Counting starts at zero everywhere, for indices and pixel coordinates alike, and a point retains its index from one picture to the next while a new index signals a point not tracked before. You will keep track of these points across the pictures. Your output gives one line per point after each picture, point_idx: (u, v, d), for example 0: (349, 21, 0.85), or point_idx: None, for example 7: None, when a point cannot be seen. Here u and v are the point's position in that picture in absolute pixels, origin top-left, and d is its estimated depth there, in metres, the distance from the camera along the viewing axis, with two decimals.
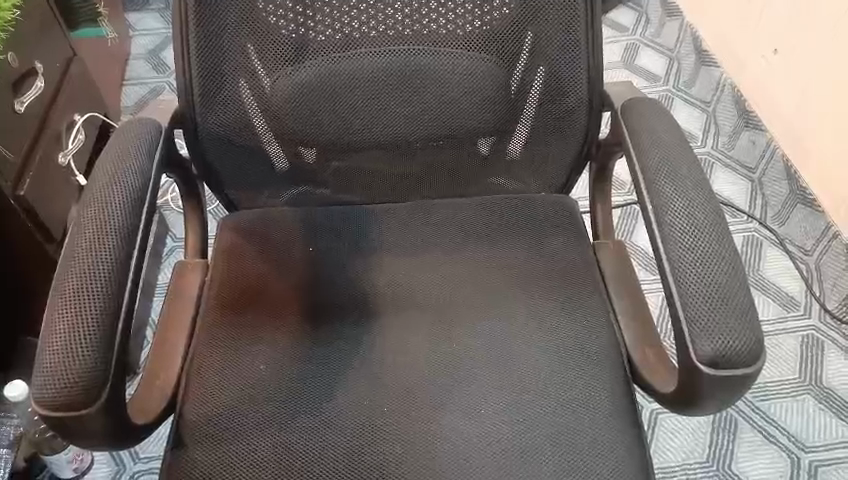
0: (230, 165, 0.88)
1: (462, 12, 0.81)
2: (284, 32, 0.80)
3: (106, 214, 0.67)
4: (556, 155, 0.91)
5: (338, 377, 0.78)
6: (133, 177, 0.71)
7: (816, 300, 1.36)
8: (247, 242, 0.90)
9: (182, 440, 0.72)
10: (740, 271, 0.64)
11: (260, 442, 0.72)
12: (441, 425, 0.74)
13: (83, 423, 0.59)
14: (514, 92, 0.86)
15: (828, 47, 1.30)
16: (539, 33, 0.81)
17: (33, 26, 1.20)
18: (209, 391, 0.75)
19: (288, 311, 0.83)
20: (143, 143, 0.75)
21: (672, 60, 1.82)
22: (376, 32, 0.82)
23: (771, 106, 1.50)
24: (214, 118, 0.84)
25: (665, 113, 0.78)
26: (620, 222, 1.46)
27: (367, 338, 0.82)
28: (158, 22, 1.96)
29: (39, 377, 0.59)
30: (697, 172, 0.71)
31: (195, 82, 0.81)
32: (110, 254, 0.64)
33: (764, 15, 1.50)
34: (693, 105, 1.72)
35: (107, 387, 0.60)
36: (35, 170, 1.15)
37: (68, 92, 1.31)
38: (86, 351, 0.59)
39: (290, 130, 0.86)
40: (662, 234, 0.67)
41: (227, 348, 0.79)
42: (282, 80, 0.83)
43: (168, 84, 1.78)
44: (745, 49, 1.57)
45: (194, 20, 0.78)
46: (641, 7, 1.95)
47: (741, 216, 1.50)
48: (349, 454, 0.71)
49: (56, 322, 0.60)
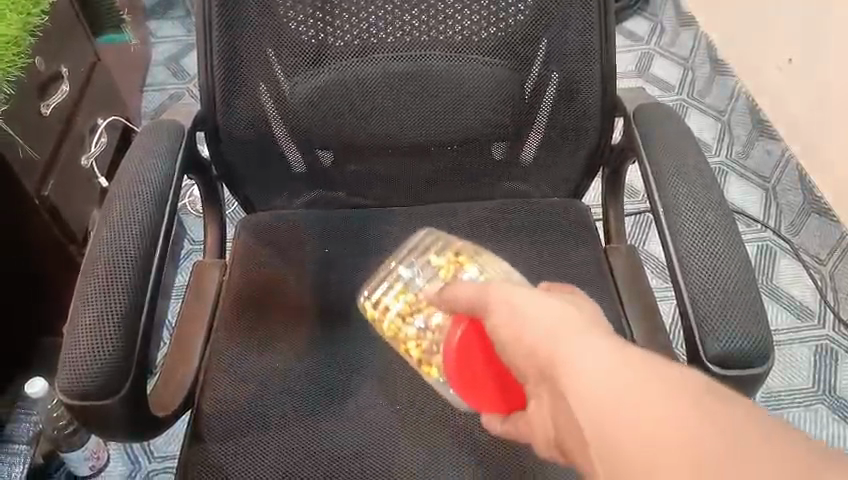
0: (249, 167, 0.90)
1: (477, 18, 0.82)
2: (304, 37, 0.82)
3: (131, 212, 0.69)
4: (570, 159, 0.91)
5: (351, 377, 0.79)
6: (158, 177, 0.73)
7: (830, 310, 1.35)
8: (263, 242, 0.91)
9: (199, 433, 0.74)
10: (750, 274, 0.65)
11: (275, 437, 0.73)
12: (452, 424, 0.75)
13: (105, 416, 0.61)
14: (529, 98, 0.87)
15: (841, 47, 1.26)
16: (554, 40, 0.83)
17: (62, 31, 1.24)
18: (225, 387, 0.77)
19: (303, 311, 0.85)
20: (167, 143, 0.77)
21: (686, 70, 1.79)
22: (393, 38, 0.83)
23: (780, 104, 1.48)
24: (234, 121, 0.86)
25: (676, 118, 0.80)
26: (632, 230, 1.46)
27: (380, 338, 0.83)
28: (176, 30, 1.99)
29: (62, 369, 0.60)
30: (709, 176, 0.72)
31: (218, 86, 0.83)
32: (133, 250, 0.66)
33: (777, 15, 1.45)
34: (707, 113, 1.69)
35: (129, 378, 0.62)
36: (59, 172, 1.18)
37: (92, 96, 1.34)
38: (110, 343, 0.61)
39: (308, 131, 0.88)
40: (673, 238, 0.68)
41: (242, 346, 0.80)
42: (300, 84, 0.85)
43: (187, 90, 1.81)
44: (761, 48, 1.52)
45: (219, 25, 0.80)
46: (655, 17, 1.94)
47: (754, 225, 1.49)
48: (361, 451, 0.73)
49: (81, 314, 0.62)
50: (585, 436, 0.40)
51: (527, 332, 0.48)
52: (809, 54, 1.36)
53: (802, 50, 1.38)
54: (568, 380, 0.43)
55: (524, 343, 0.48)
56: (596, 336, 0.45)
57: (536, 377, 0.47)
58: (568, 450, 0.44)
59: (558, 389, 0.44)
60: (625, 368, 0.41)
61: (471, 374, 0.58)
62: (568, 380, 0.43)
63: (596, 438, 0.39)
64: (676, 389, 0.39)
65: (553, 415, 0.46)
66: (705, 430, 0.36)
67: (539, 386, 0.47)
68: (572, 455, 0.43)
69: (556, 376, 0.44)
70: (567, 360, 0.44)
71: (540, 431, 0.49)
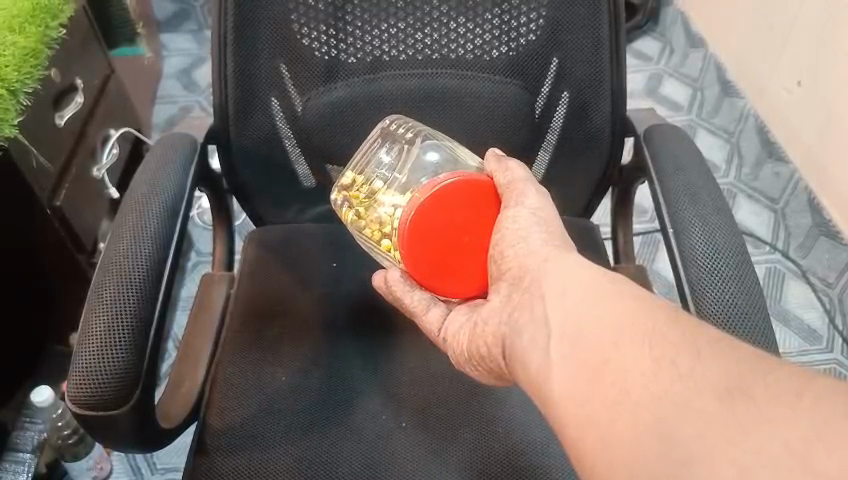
0: (260, 181, 0.91)
1: (489, 38, 0.83)
2: (316, 54, 0.83)
3: (143, 223, 0.69)
4: (579, 178, 0.91)
5: (357, 391, 0.79)
6: (171, 188, 0.74)
7: (838, 334, 1.35)
8: (270, 255, 0.91)
9: (205, 446, 0.73)
10: (759, 297, 0.65)
11: (280, 451, 0.73)
12: (456, 441, 0.74)
13: (111, 425, 0.61)
14: (539, 116, 0.88)
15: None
16: (565, 60, 0.83)
17: (77, 43, 1.25)
18: (230, 400, 0.77)
19: (310, 325, 0.85)
20: (179, 156, 0.78)
21: (695, 91, 1.80)
22: (405, 56, 0.85)
23: (788, 125, 1.46)
24: (246, 135, 0.86)
25: (686, 139, 0.80)
26: (640, 249, 1.46)
27: (386, 353, 0.83)
28: (188, 43, 2.02)
29: (72, 377, 0.61)
30: (716, 196, 0.72)
31: (231, 100, 0.84)
32: (144, 259, 0.66)
33: (785, 39, 1.44)
34: (716, 134, 1.69)
35: (138, 389, 0.62)
36: (70, 182, 1.19)
37: (105, 108, 1.35)
38: (119, 353, 0.61)
39: (318, 145, 0.89)
40: (683, 260, 0.68)
41: (249, 357, 0.81)
42: (313, 100, 0.85)
43: (198, 103, 1.82)
44: (768, 71, 1.52)
45: (233, 39, 0.80)
46: (665, 37, 1.95)
47: (763, 247, 1.48)
48: (366, 466, 0.73)
49: (91, 324, 0.62)
50: (558, 340, 0.51)
51: (529, 235, 0.60)
52: (818, 77, 1.35)
53: (810, 73, 1.37)
54: (552, 292, 0.55)
55: (525, 242, 0.60)
56: (572, 258, 0.57)
57: (510, 281, 0.59)
58: (518, 343, 0.55)
59: (535, 292, 0.56)
60: (609, 298, 0.51)
61: (442, 239, 0.62)
62: (550, 291, 0.55)
63: (573, 345, 0.50)
64: (656, 312, 0.49)
65: (510, 311, 0.58)
66: (673, 339, 0.47)
67: (511, 284, 0.59)
68: (523, 346, 0.54)
69: (540, 282, 0.56)
70: (550, 276, 0.56)
71: (490, 323, 0.60)
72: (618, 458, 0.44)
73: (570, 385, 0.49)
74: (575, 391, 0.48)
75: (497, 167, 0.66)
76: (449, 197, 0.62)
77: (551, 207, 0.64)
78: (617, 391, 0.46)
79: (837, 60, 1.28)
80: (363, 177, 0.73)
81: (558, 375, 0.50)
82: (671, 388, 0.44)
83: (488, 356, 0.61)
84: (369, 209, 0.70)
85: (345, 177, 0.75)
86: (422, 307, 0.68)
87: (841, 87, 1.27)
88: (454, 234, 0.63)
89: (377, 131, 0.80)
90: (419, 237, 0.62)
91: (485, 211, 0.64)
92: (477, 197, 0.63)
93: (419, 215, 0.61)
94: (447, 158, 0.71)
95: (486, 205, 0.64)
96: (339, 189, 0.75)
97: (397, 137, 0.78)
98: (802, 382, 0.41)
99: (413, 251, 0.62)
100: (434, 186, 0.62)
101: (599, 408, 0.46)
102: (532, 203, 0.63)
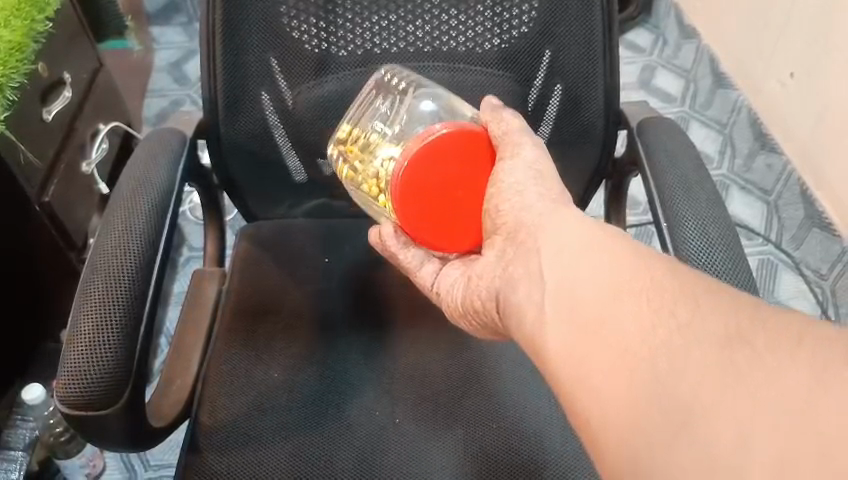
0: (251, 176, 0.90)
1: (481, 30, 0.82)
2: (307, 47, 0.82)
3: (131, 220, 0.68)
4: (573, 171, 0.91)
5: (350, 388, 0.79)
6: (159, 184, 0.73)
7: None
8: (264, 251, 0.90)
9: (198, 444, 0.73)
10: (753, 291, 0.64)
11: (273, 449, 0.73)
12: (450, 436, 0.74)
13: (102, 425, 0.60)
14: (532, 109, 0.87)
15: (841, 64, 1.25)
16: (558, 52, 0.82)
17: (65, 36, 1.24)
18: (224, 398, 0.76)
19: (302, 321, 0.84)
20: (168, 151, 0.77)
21: (689, 82, 1.80)
22: (397, 48, 0.84)
23: (780, 117, 1.46)
24: (236, 130, 0.85)
25: (679, 132, 0.79)
26: None
27: (379, 349, 0.82)
28: (180, 36, 1.99)
29: (62, 376, 0.60)
30: (711, 191, 0.72)
31: (221, 95, 0.83)
32: (133, 257, 0.66)
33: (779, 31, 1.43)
34: (709, 126, 1.71)
35: (128, 389, 0.61)
36: (60, 177, 1.18)
37: (93, 102, 1.34)
38: (108, 352, 0.61)
39: (310, 140, 0.88)
40: (677, 253, 0.67)
41: (242, 354, 0.80)
42: (303, 94, 0.85)
43: (189, 97, 1.80)
44: (761, 63, 1.51)
45: (220, 33, 0.79)
46: (658, 29, 1.94)
47: (756, 239, 1.52)
48: (359, 460, 0.73)
49: (79, 323, 0.62)
50: (556, 303, 0.51)
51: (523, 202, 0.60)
52: (810, 70, 1.34)
53: (804, 66, 1.36)
54: (548, 254, 0.54)
55: (520, 196, 0.60)
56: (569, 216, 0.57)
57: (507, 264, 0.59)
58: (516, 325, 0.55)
59: (533, 253, 0.56)
60: (605, 261, 0.50)
61: (435, 195, 0.61)
62: (547, 252, 0.54)
63: (571, 309, 0.50)
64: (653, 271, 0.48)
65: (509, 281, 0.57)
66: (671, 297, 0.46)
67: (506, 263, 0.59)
68: (518, 300, 0.55)
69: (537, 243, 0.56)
70: (547, 237, 0.56)
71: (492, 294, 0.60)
72: (618, 425, 0.44)
73: (570, 350, 0.48)
74: (575, 356, 0.48)
75: (491, 117, 0.65)
76: (442, 147, 0.61)
77: (547, 157, 0.64)
78: (618, 351, 0.45)
79: (830, 51, 1.28)
80: (358, 129, 0.72)
81: (558, 337, 0.49)
82: (671, 342, 0.44)
83: (482, 310, 0.61)
84: (364, 162, 0.68)
85: (340, 132, 0.74)
86: (415, 264, 0.68)
87: (834, 79, 1.27)
88: (446, 188, 0.62)
89: (373, 81, 0.79)
90: (414, 194, 0.61)
91: (479, 160, 0.63)
92: (471, 146, 0.62)
93: (412, 168, 0.60)
94: (444, 110, 0.70)
95: (480, 152, 0.63)
96: (335, 144, 0.74)
97: (391, 87, 0.77)
98: (800, 327, 0.41)
99: (408, 209, 0.61)
100: (424, 137, 0.61)
101: (598, 368, 0.46)
102: (529, 155, 0.62)
